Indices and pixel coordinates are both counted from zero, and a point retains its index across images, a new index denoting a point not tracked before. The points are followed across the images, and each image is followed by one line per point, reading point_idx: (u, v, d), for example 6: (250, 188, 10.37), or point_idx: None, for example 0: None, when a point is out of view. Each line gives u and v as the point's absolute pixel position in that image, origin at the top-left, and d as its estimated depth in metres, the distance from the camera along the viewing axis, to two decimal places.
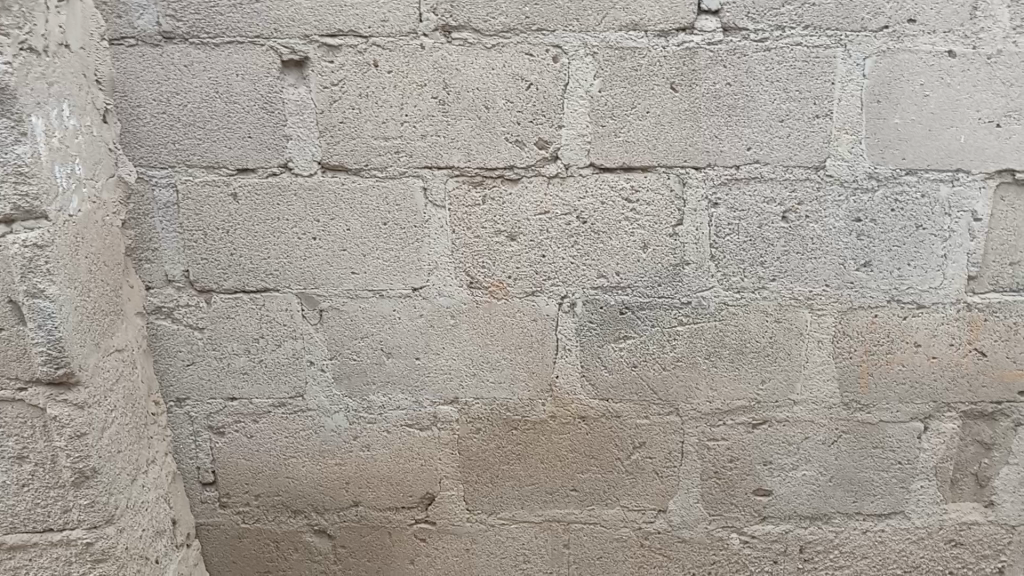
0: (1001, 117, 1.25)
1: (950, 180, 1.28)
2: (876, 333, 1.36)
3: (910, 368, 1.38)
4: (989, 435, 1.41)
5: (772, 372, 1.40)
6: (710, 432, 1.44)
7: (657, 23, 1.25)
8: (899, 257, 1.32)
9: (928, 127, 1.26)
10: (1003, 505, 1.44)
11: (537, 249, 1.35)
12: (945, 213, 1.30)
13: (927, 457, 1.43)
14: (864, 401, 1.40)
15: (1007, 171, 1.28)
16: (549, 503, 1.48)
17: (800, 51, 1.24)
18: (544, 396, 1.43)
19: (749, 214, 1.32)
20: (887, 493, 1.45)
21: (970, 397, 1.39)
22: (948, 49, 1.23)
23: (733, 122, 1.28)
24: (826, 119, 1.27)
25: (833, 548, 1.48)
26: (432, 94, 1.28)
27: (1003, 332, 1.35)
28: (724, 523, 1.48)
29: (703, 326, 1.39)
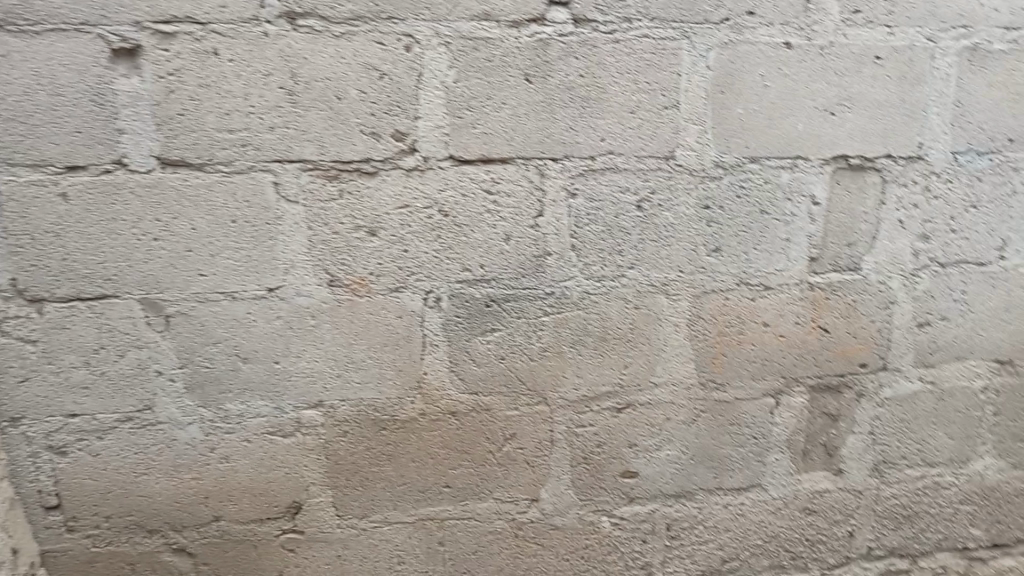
0: (834, 106, 1.32)
1: (790, 166, 1.34)
2: (728, 314, 1.42)
3: (760, 346, 1.44)
4: (836, 407, 1.49)
5: (633, 356, 1.43)
6: (578, 418, 1.45)
7: (509, 14, 1.24)
8: (746, 241, 1.38)
9: (769, 116, 1.31)
10: (851, 471, 1.54)
11: (398, 244, 1.32)
12: (786, 199, 1.36)
13: (779, 430, 1.50)
14: (719, 380, 1.45)
15: (842, 158, 1.34)
16: (421, 502, 1.46)
17: (648, 43, 1.27)
18: (412, 394, 1.40)
19: (607, 204, 1.34)
20: (745, 467, 1.51)
21: (817, 372, 1.47)
22: (785, 41, 1.28)
23: (588, 113, 1.29)
24: (675, 110, 1.30)
25: (697, 524, 1.54)
26: (280, 83, 1.22)
27: (842, 309, 1.43)
28: (594, 507, 1.51)
29: (567, 315, 1.40)
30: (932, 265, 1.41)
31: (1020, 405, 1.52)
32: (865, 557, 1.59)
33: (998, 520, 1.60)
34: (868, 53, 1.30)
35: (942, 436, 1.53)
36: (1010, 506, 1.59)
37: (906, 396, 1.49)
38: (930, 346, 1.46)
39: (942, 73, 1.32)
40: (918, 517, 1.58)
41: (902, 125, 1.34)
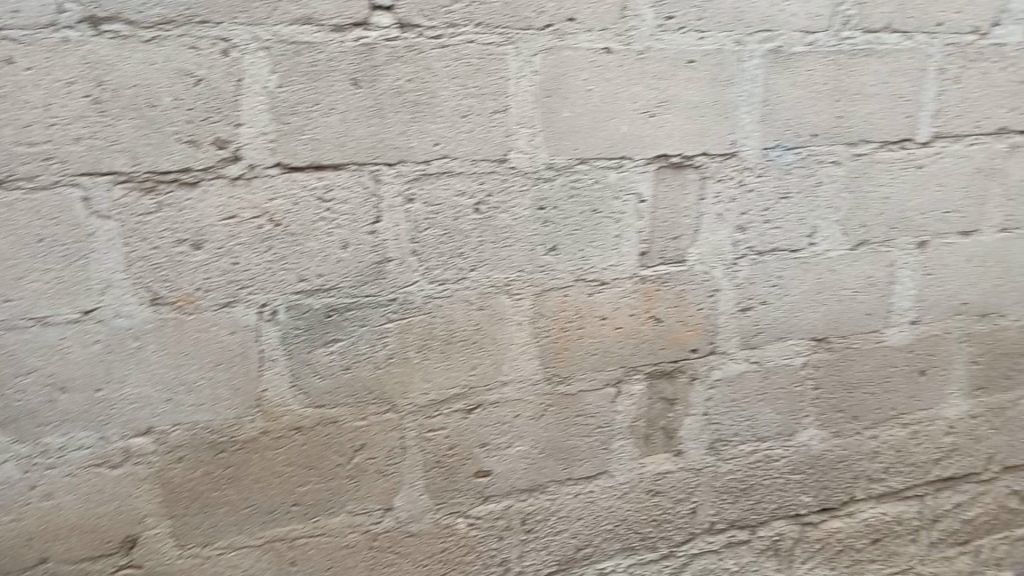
0: (653, 108, 1.38)
1: (617, 166, 1.40)
2: (568, 310, 1.46)
3: (600, 339, 1.50)
4: (672, 391, 1.57)
5: (479, 357, 1.44)
6: (427, 423, 1.46)
7: (331, 18, 1.21)
8: (580, 239, 1.43)
9: (594, 119, 1.36)
10: (690, 451, 1.62)
11: (227, 256, 1.27)
12: (615, 197, 1.42)
13: (622, 418, 1.56)
14: (563, 374, 1.50)
15: (663, 156, 1.41)
16: (269, 523, 1.42)
17: (474, 48, 1.28)
18: (252, 412, 1.36)
19: (444, 207, 1.35)
20: (592, 456, 1.57)
21: (653, 359, 1.54)
22: (605, 46, 1.33)
23: (419, 118, 1.29)
24: (504, 114, 1.33)
25: (550, 515, 1.58)
26: (84, 92, 1.14)
27: (672, 298, 1.50)
28: (450, 510, 1.52)
29: (411, 320, 1.39)
30: (750, 254, 1.51)
31: (836, 379, 1.65)
32: (708, 531, 1.69)
33: (824, 486, 1.73)
34: (682, 57, 1.36)
35: (769, 412, 1.64)
36: (834, 472, 1.73)
37: (735, 376, 1.59)
38: (753, 329, 1.56)
39: (750, 74, 1.40)
40: (753, 489, 1.69)
41: (716, 124, 1.42)
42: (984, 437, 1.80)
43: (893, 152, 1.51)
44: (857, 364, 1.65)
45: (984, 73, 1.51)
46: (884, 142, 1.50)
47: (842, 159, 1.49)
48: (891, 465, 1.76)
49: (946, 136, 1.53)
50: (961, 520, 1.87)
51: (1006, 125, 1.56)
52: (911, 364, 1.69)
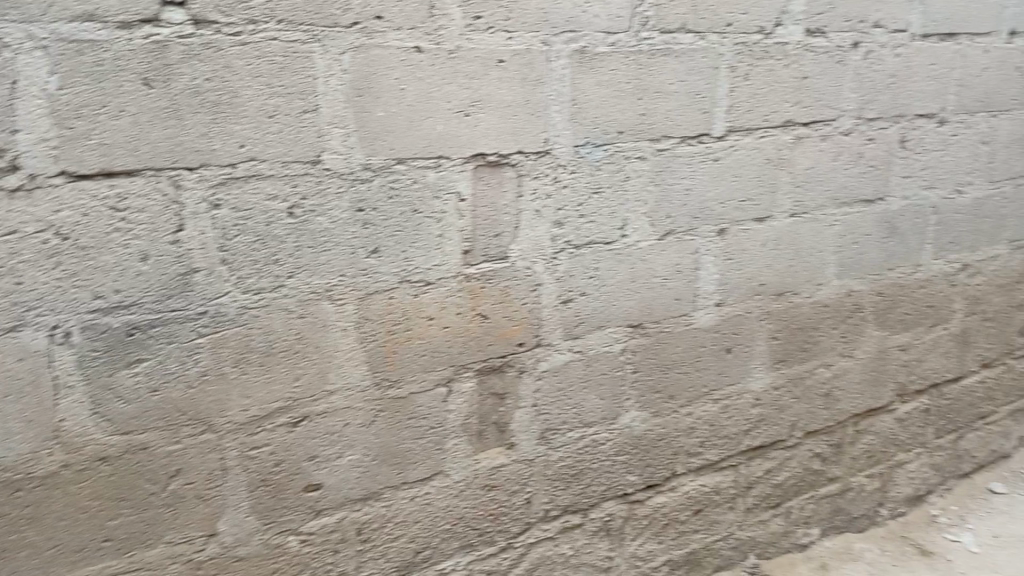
0: (467, 108, 1.38)
1: (435, 166, 1.39)
2: (393, 313, 1.44)
3: (428, 340, 1.49)
4: (501, 386, 1.59)
5: (303, 367, 1.39)
6: (250, 441, 1.39)
7: (117, 14, 1.12)
8: (401, 240, 1.41)
9: (409, 118, 1.35)
10: (521, 443, 1.65)
11: (9, 276, 1.14)
12: (434, 197, 1.41)
13: (454, 417, 1.56)
14: (392, 378, 1.48)
15: (481, 155, 1.42)
16: (78, 563, 1.30)
17: (277, 46, 1.22)
18: (49, 445, 1.23)
19: (255, 212, 1.28)
20: (425, 458, 1.56)
21: (482, 356, 1.55)
22: (415, 45, 1.32)
23: (221, 119, 1.22)
24: (315, 113, 1.28)
25: (386, 522, 1.55)
26: None
27: (497, 295, 1.52)
28: (280, 529, 1.46)
29: (225, 334, 1.31)
30: (567, 248, 1.55)
31: (654, 362, 1.74)
32: (542, 519, 1.73)
33: (648, 464, 1.82)
34: (493, 56, 1.38)
35: (593, 398, 1.70)
36: (656, 450, 1.82)
37: (561, 367, 1.64)
38: (575, 319, 1.61)
39: (558, 73, 1.44)
40: (583, 474, 1.74)
41: (529, 122, 1.44)
42: (787, 406, 1.97)
43: (692, 147, 1.61)
44: (671, 346, 1.75)
45: (769, 71, 1.64)
46: (684, 137, 1.59)
47: (647, 154, 1.57)
48: (707, 439, 1.88)
49: (739, 130, 1.65)
50: (772, 484, 2.03)
51: (790, 119, 1.70)
52: (719, 343, 1.81)
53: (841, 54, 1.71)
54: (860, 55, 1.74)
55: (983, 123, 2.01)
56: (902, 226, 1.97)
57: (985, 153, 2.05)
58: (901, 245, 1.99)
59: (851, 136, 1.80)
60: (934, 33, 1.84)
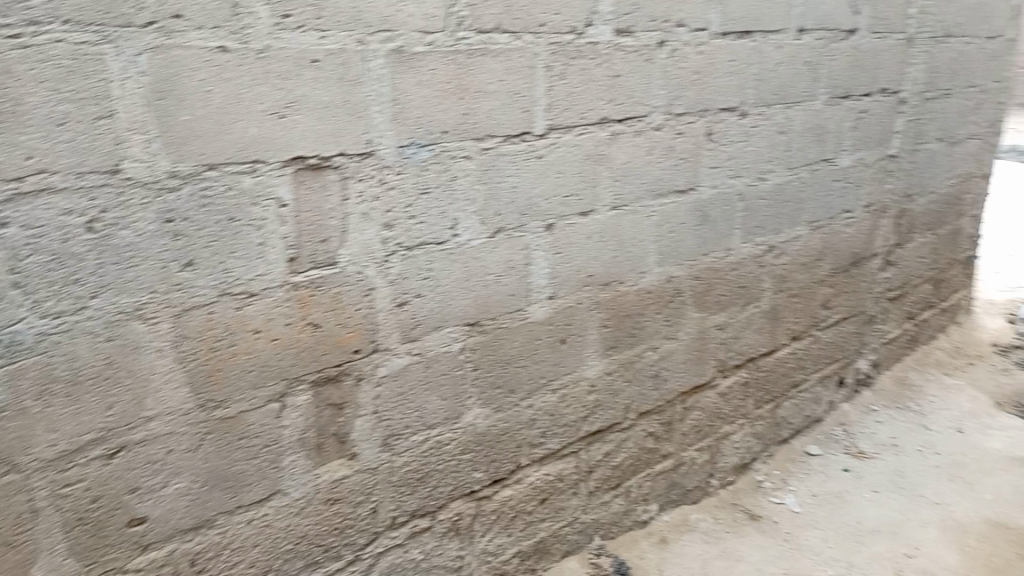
0: (282, 110, 1.33)
1: (250, 171, 1.33)
2: (215, 329, 1.36)
3: (255, 355, 1.42)
4: (338, 396, 1.55)
5: (117, 394, 1.29)
6: (61, 478, 1.27)
7: None
8: (219, 251, 1.33)
9: (218, 122, 1.28)
10: (363, 452, 1.62)
11: None
12: (252, 204, 1.35)
13: (289, 432, 1.51)
14: (219, 397, 1.40)
15: (299, 159, 1.38)
16: None
17: (63, 48, 1.12)
18: None
19: (49, 229, 1.17)
20: (261, 477, 1.49)
21: (315, 367, 1.50)
22: (220, 44, 1.25)
23: (4, 129, 1.11)
24: (112, 119, 1.19)
25: (222, 549, 1.48)
26: None
27: (327, 303, 1.48)
28: (102, 569, 1.36)
29: (24, 364, 1.19)
30: (399, 250, 1.53)
31: (492, 358, 1.76)
32: (390, 526, 1.71)
33: (493, 459, 1.84)
34: (305, 56, 1.33)
35: (434, 399, 1.69)
36: (500, 445, 1.85)
37: (399, 371, 1.62)
38: (410, 322, 1.60)
39: (376, 74, 1.42)
40: (429, 477, 1.74)
41: (349, 124, 1.41)
42: (620, 390, 2.06)
43: (515, 145, 1.64)
44: (508, 342, 1.77)
45: (583, 70, 1.70)
46: (507, 136, 1.62)
47: (472, 153, 1.58)
48: (548, 429, 1.93)
49: (558, 128, 1.70)
50: (612, 466, 2.12)
51: (606, 116, 1.77)
52: (554, 334, 1.86)
53: (648, 53, 1.81)
54: (667, 53, 1.85)
55: (778, 115, 2.19)
56: (713, 214, 2.11)
57: (782, 142, 2.24)
58: (713, 231, 2.13)
59: (663, 131, 1.90)
60: (732, 32, 1.98)
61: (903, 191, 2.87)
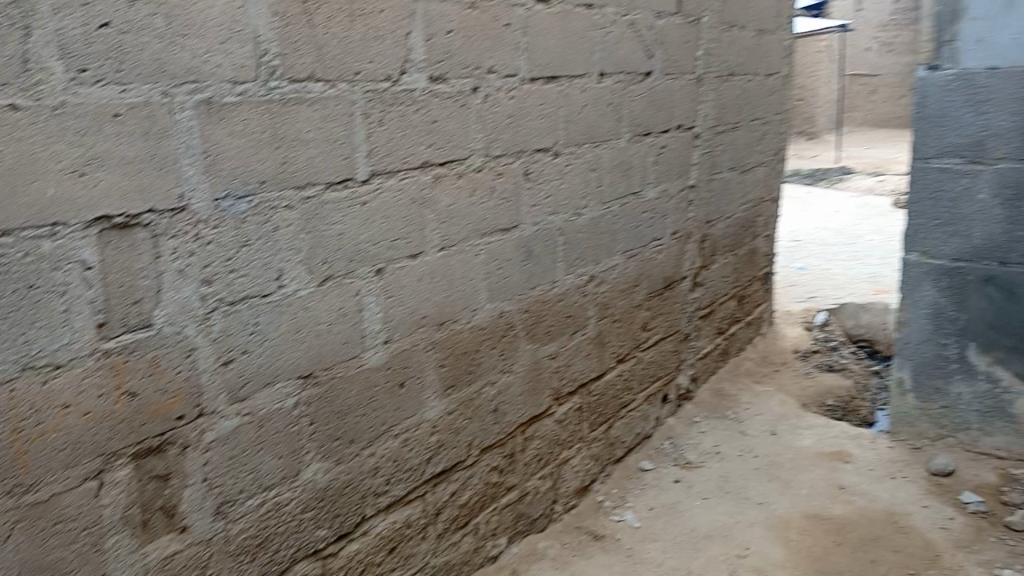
0: (83, 167, 1.25)
1: (50, 234, 1.24)
2: (18, 406, 1.24)
3: (66, 431, 1.30)
4: (164, 466, 1.45)
5: None
6: None
7: None
8: (18, 321, 1.22)
9: (11, 183, 1.18)
10: (196, 523, 1.52)
11: None
12: (54, 268, 1.25)
13: (111, 511, 1.39)
14: (27, 482, 1.27)
15: (105, 219, 1.30)
16: None
17: None
18: None
19: None
20: (82, 565, 1.36)
21: (135, 438, 1.40)
22: (10, 102, 1.16)
23: None
24: None
25: None
26: None
27: (145, 368, 1.39)
28: None
29: None
30: (221, 305, 1.47)
31: (329, 409, 1.72)
32: None
33: (336, 514, 1.79)
34: (106, 111, 1.26)
35: (270, 458, 1.62)
36: (343, 497, 1.80)
37: (230, 433, 1.54)
38: (238, 381, 1.53)
39: (184, 126, 1.37)
40: (269, 541, 1.66)
41: (158, 179, 1.35)
42: (461, 428, 2.07)
43: (338, 192, 1.63)
44: (344, 391, 1.74)
45: (400, 116, 1.73)
46: (328, 183, 1.61)
47: (293, 203, 1.55)
48: (392, 476, 1.90)
49: (380, 173, 1.71)
50: (459, 505, 2.12)
51: (427, 160, 1.81)
52: (390, 379, 1.84)
53: (463, 98, 1.87)
54: (481, 98, 1.92)
55: (588, 153, 2.33)
56: (537, 249, 2.20)
57: (593, 179, 2.38)
58: (538, 265, 2.22)
59: (483, 172, 1.96)
60: (540, 77, 2.09)
61: (704, 217, 3.13)
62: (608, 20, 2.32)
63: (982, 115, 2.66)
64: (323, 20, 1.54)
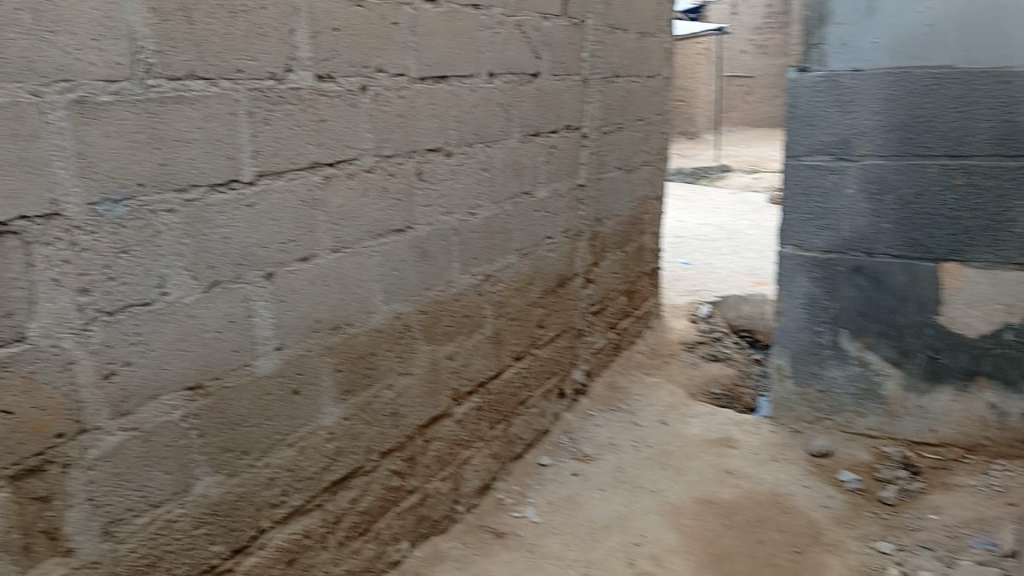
0: None
1: None
2: None
3: None
4: (44, 488, 1.36)
5: None
6: None
7: None
8: None
9: None
10: (81, 546, 1.43)
11: None
12: None
13: None
14: None
15: None
16: None
17: None
18: None
19: None
20: None
21: (11, 460, 1.30)
22: None
23: None
24: None
25: None
26: None
27: (21, 385, 1.29)
28: None
29: None
30: (100, 316, 1.38)
31: (220, 421, 1.65)
32: None
33: (232, 528, 1.72)
34: None
35: (159, 474, 1.54)
36: (238, 511, 1.73)
37: (113, 450, 1.45)
38: (121, 394, 1.45)
39: (56, 127, 1.28)
40: (161, 560, 1.58)
41: (30, 182, 1.26)
42: (359, 433, 2.04)
43: (222, 194, 1.57)
44: (235, 401, 1.67)
45: (287, 116, 1.68)
46: (212, 185, 1.54)
47: (176, 206, 1.48)
48: (289, 486, 1.85)
49: (267, 174, 1.65)
50: (359, 512, 2.08)
51: (316, 160, 1.76)
52: (284, 387, 1.79)
53: (352, 97, 1.84)
54: (370, 97, 1.89)
55: (480, 153, 2.34)
56: (431, 249, 2.19)
57: (485, 178, 2.39)
58: (433, 266, 2.21)
59: (374, 172, 1.94)
60: (429, 76, 2.09)
61: (594, 215, 3.21)
62: (496, 21, 2.34)
63: (848, 115, 2.85)
64: (203, 15, 1.48)
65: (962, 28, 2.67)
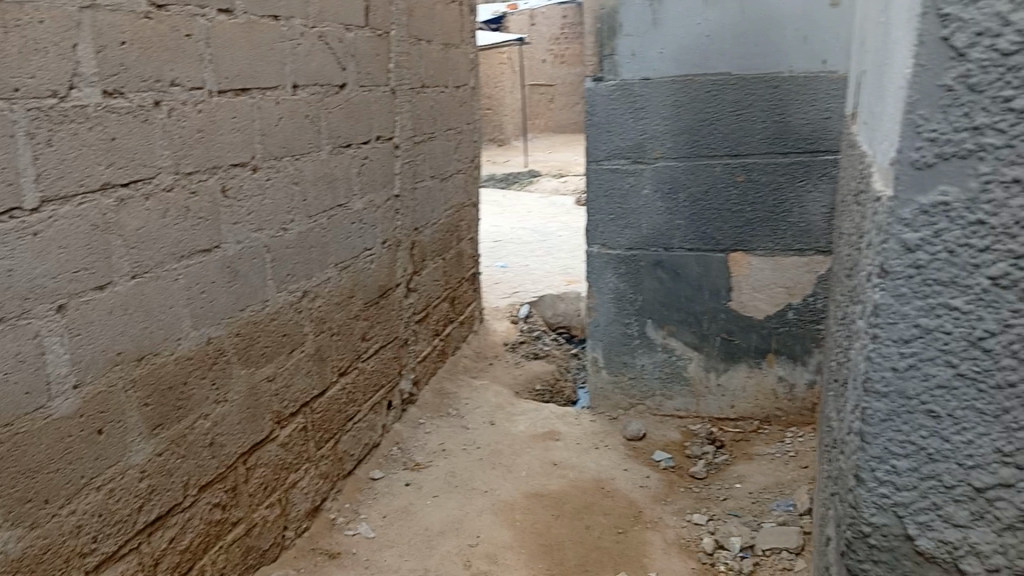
0: None
1: None
2: None
3: None
4: None
5: None
6: None
7: None
8: None
9: None
10: None
11: None
12: None
13: None
14: None
15: None
16: None
17: None
18: None
19: None
20: None
21: None
22: None
23: None
24: None
25: None
26: None
27: None
28: None
29: None
30: None
31: (13, 471, 1.50)
32: None
33: None
34: None
35: None
36: (42, 566, 1.58)
37: None
38: None
39: None
40: None
41: None
42: (174, 468, 1.93)
43: (2, 223, 1.43)
44: (30, 448, 1.53)
45: (72, 135, 1.56)
46: None
47: None
48: (99, 532, 1.72)
49: (52, 199, 1.53)
50: (180, 551, 1.97)
51: (107, 181, 1.65)
52: (87, 427, 1.66)
53: (145, 112, 1.73)
54: (164, 112, 1.80)
55: (289, 166, 2.29)
56: (242, 269, 2.11)
57: (296, 192, 2.34)
58: (245, 285, 2.13)
59: (174, 191, 1.84)
60: (229, 89, 2.01)
61: (411, 224, 3.23)
62: (297, 32, 2.30)
63: (641, 121, 3.08)
64: None
65: (735, 37, 2.93)
